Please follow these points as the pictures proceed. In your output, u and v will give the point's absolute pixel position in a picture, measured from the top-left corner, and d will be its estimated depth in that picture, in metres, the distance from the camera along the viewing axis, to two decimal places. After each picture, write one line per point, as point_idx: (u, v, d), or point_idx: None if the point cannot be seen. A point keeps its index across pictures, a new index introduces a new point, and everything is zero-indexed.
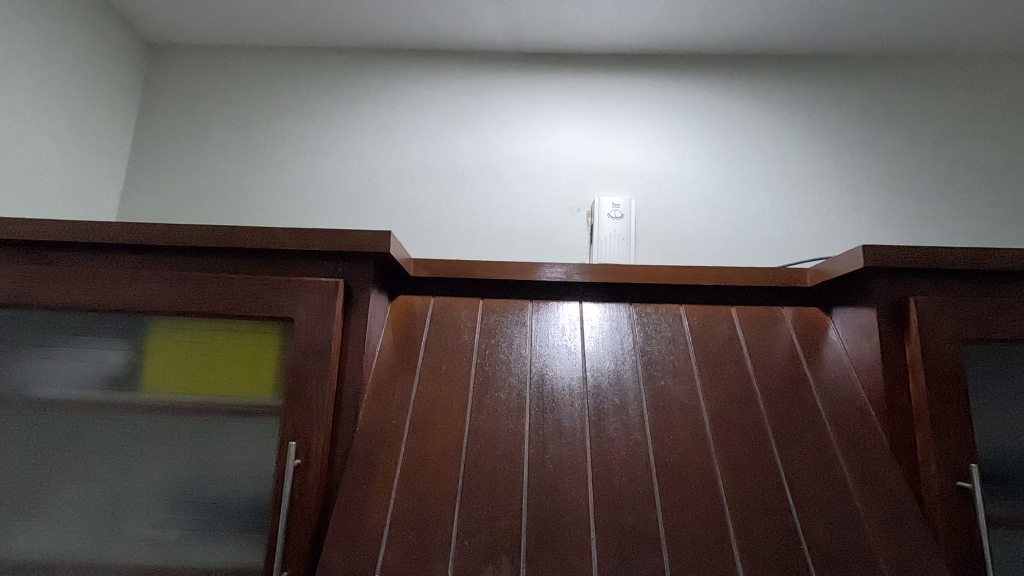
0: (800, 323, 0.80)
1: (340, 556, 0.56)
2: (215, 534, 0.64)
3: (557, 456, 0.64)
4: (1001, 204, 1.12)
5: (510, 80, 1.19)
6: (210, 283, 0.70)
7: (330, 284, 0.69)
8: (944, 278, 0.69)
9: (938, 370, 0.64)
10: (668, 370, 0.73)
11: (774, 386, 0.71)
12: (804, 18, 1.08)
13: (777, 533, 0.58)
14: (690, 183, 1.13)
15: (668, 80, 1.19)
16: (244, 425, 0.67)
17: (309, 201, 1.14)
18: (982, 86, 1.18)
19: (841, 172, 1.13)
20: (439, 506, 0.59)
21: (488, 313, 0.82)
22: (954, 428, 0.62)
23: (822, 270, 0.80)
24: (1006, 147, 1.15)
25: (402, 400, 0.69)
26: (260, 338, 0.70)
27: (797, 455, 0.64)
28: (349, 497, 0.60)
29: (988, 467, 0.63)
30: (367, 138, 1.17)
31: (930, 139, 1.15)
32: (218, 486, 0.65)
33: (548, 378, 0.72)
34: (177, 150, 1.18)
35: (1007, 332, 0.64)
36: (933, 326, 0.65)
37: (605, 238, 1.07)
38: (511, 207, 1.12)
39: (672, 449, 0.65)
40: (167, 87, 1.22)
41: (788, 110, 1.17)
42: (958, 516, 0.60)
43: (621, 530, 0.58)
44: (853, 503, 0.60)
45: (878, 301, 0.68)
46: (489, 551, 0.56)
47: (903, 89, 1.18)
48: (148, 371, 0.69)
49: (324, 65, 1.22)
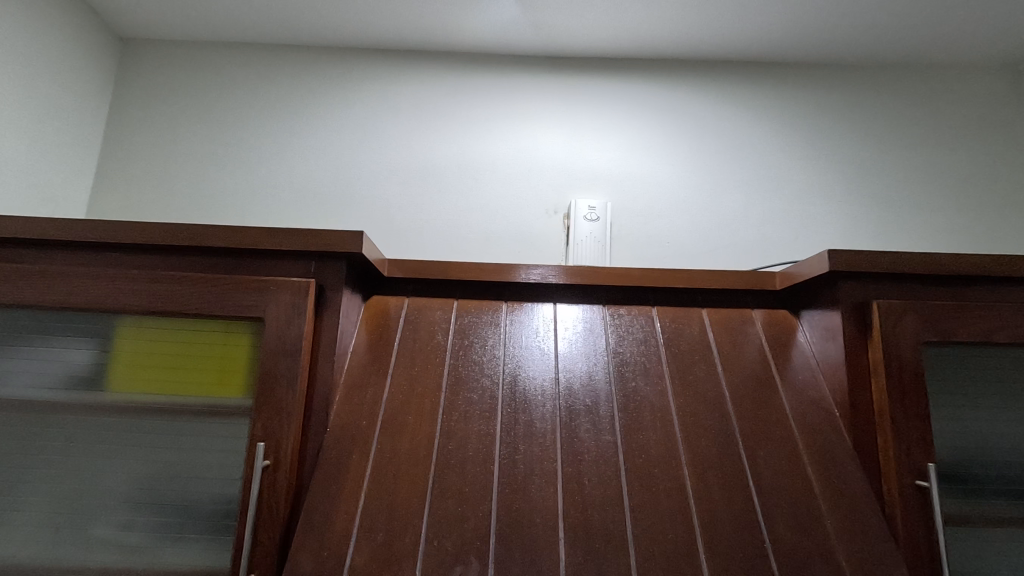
0: (769, 326, 0.82)
1: (307, 557, 0.56)
2: (181, 536, 0.63)
3: (528, 457, 0.64)
4: (966, 212, 1.15)
5: (489, 81, 1.19)
6: (178, 282, 0.69)
7: (301, 284, 0.68)
8: (907, 282, 0.71)
9: (899, 372, 0.65)
10: (640, 372, 0.74)
11: (742, 387, 0.72)
12: (777, 26, 1.09)
13: (742, 533, 0.59)
14: (666, 186, 1.14)
15: (645, 83, 1.20)
16: (213, 426, 0.66)
17: (286, 200, 1.13)
18: (949, 96, 1.21)
19: (813, 178, 1.15)
20: (409, 508, 0.59)
21: (462, 314, 0.82)
22: (914, 429, 0.64)
23: (791, 273, 0.81)
24: (973, 156, 1.18)
25: (374, 400, 0.69)
26: (231, 337, 0.69)
27: (763, 455, 0.65)
28: (318, 498, 0.60)
29: (946, 467, 0.64)
30: (345, 136, 1.16)
31: (900, 147, 1.18)
32: (185, 488, 0.64)
33: (521, 379, 0.73)
34: (151, 147, 1.16)
35: (965, 335, 0.66)
36: (896, 329, 0.66)
37: (580, 240, 1.08)
38: (489, 208, 1.12)
39: (642, 449, 0.65)
40: (140, 82, 1.20)
41: (762, 115, 1.19)
42: (916, 514, 0.61)
43: (589, 530, 0.58)
44: (816, 503, 0.61)
45: (843, 304, 0.70)
46: (459, 552, 0.56)
47: (874, 97, 1.21)
48: (115, 371, 0.68)
49: (302, 63, 1.21)
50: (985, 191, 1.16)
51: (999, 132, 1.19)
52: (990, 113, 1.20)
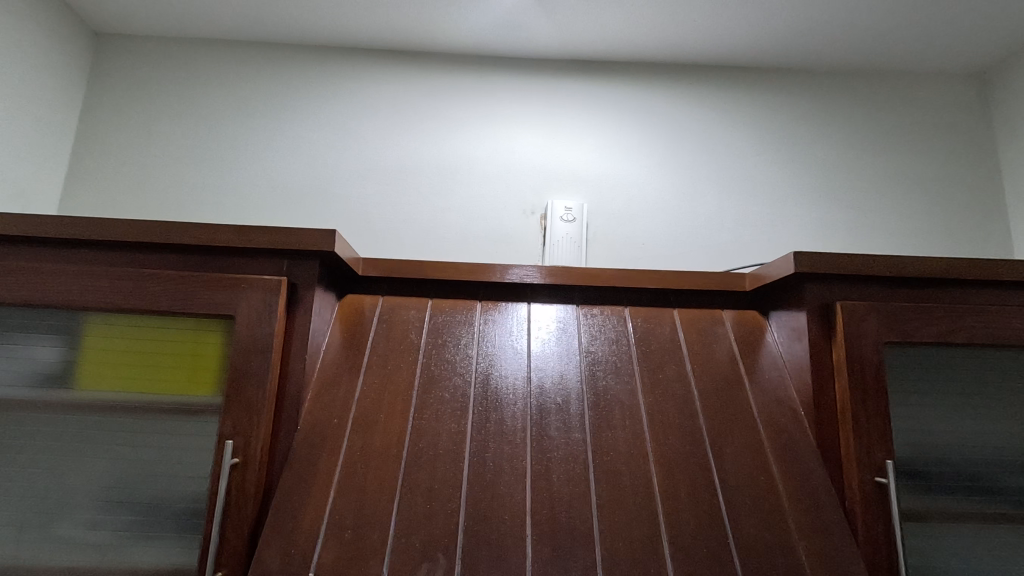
0: (739, 326, 0.83)
1: (274, 555, 0.56)
2: (149, 535, 0.63)
3: (498, 455, 0.65)
4: (934, 216, 1.18)
5: (467, 82, 1.20)
6: (147, 279, 0.68)
7: (273, 282, 0.68)
8: (870, 284, 0.72)
9: (861, 372, 0.67)
10: (610, 371, 0.75)
11: (711, 387, 0.74)
12: (750, 32, 1.11)
13: (706, 529, 0.60)
14: (642, 188, 1.15)
15: (622, 86, 1.21)
16: (181, 424, 0.66)
17: (264, 198, 1.13)
18: (919, 103, 1.24)
19: (786, 181, 1.18)
20: (377, 506, 0.60)
21: (437, 313, 0.83)
22: (874, 427, 0.65)
23: (760, 275, 0.83)
24: (941, 162, 1.21)
25: (346, 399, 0.69)
26: (202, 335, 0.69)
27: (729, 453, 0.67)
28: (286, 497, 0.60)
29: (905, 465, 0.66)
30: (324, 135, 1.16)
31: (871, 152, 1.21)
32: (153, 487, 0.64)
33: (493, 378, 0.73)
34: (126, 143, 1.15)
35: (924, 336, 0.68)
36: (858, 329, 0.68)
37: (556, 240, 1.09)
38: (467, 208, 1.13)
39: (611, 448, 0.66)
40: (115, 78, 1.18)
41: (737, 120, 1.21)
42: (875, 510, 0.63)
43: (556, 527, 0.59)
44: (779, 499, 0.63)
45: (809, 305, 0.71)
46: (427, 551, 0.57)
47: (846, 103, 1.23)
48: (84, 368, 0.68)
49: (280, 61, 1.20)
50: (952, 196, 1.19)
51: (967, 138, 1.22)
52: (957, 121, 1.23)
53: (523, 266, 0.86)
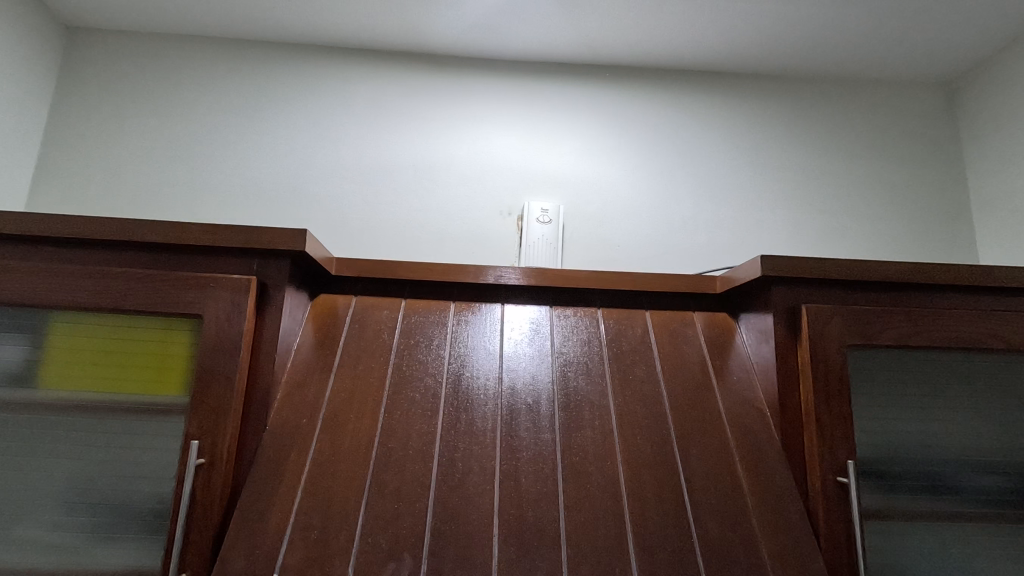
0: (710, 328, 0.84)
1: (238, 556, 0.56)
2: (114, 536, 0.62)
3: (467, 456, 0.65)
4: (903, 221, 1.20)
5: (446, 82, 1.20)
6: (113, 278, 0.67)
7: (242, 281, 0.68)
8: (836, 287, 0.74)
9: (825, 373, 0.68)
10: (581, 372, 0.76)
11: (680, 388, 0.75)
12: (724, 38, 1.13)
13: (671, 528, 0.61)
14: (618, 191, 1.16)
15: (601, 89, 1.22)
16: (148, 424, 0.65)
17: (240, 197, 1.12)
18: (889, 111, 1.27)
19: (760, 185, 1.19)
20: (345, 506, 0.60)
21: (410, 313, 0.83)
22: (836, 428, 0.67)
23: (730, 278, 0.84)
24: (911, 168, 1.23)
25: (315, 399, 0.69)
26: (170, 335, 0.68)
27: (695, 453, 0.68)
28: (252, 497, 0.60)
29: (867, 465, 0.67)
30: (301, 134, 1.16)
31: (843, 157, 1.23)
32: (118, 487, 0.63)
33: (465, 377, 0.74)
34: (98, 139, 1.14)
35: (887, 340, 0.70)
36: (823, 332, 0.69)
37: (533, 241, 1.10)
38: (444, 209, 1.13)
39: (580, 448, 0.67)
40: (88, 73, 1.17)
41: (712, 124, 1.22)
42: (837, 510, 0.64)
43: (523, 528, 0.59)
44: (743, 500, 0.64)
45: (775, 308, 0.72)
46: (392, 550, 0.57)
47: (818, 109, 1.25)
48: (48, 367, 0.67)
49: (257, 59, 1.20)
50: (921, 202, 1.22)
51: (935, 145, 1.25)
52: (926, 128, 1.26)
53: (504, 267, 0.87)
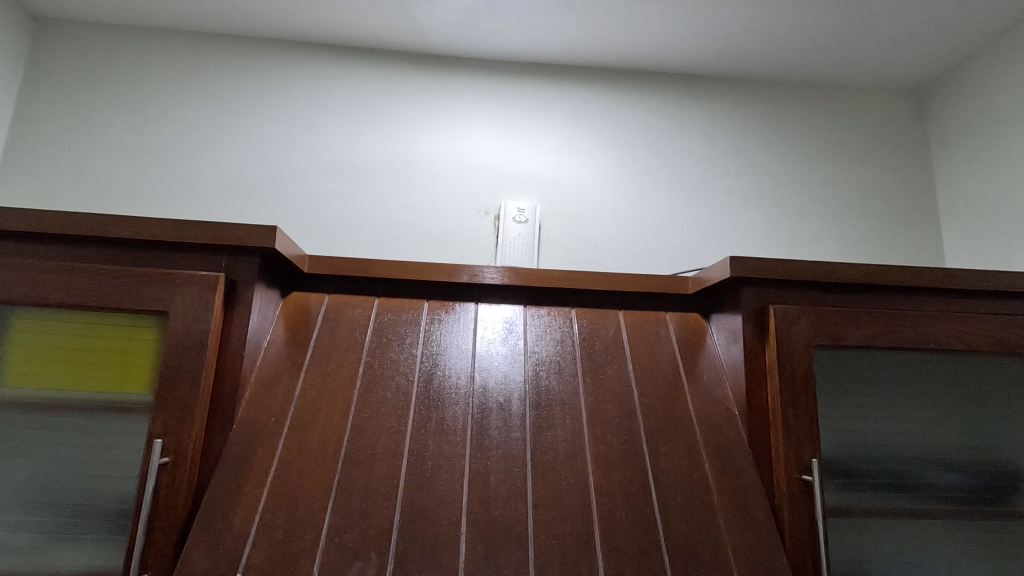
0: (681, 329, 0.85)
1: (201, 555, 0.55)
2: (75, 537, 0.61)
3: (436, 454, 0.65)
4: (874, 225, 1.23)
5: (424, 80, 1.20)
6: (76, 273, 0.66)
7: (209, 278, 0.67)
8: (803, 288, 0.75)
9: (792, 373, 0.69)
10: (553, 371, 0.76)
11: (650, 388, 0.75)
12: (700, 41, 1.15)
13: (638, 526, 0.61)
14: (595, 191, 1.17)
15: (579, 90, 1.23)
16: (112, 423, 0.64)
17: (213, 194, 1.10)
18: (863, 116, 1.29)
19: (735, 187, 1.21)
20: (311, 505, 0.59)
21: (383, 312, 0.82)
22: (801, 428, 0.67)
23: (701, 279, 0.85)
24: (881, 172, 1.26)
25: (284, 398, 0.69)
26: (136, 332, 0.67)
27: (664, 452, 0.68)
28: (217, 497, 0.59)
29: (832, 464, 0.69)
30: (277, 130, 1.15)
31: (816, 161, 1.25)
32: (80, 486, 0.62)
33: (437, 376, 0.73)
34: (66, 132, 1.11)
35: (852, 340, 0.71)
36: (790, 332, 0.70)
37: (509, 241, 1.10)
38: (421, 208, 1.12)
39: (550, 447, 0.67)
40: (56, 64, 1.15)
41: (689, 127, 1.24)
42: (801, 508, 0.65)
43: (491, 527, 0.59)
44: (710, 497, 0.64)
45: (744, 308, 0.73)
46: (359, 549, 0.56)
47: (792, 113, 1.27)
48: (6, 364, 0.65)
49: (233, 53, 1.18)
50: (891, 206, 1.24)
51: (906, 151, 1.28)
52: (897, 134, 1.29)
53: (484, 266, 0.87)
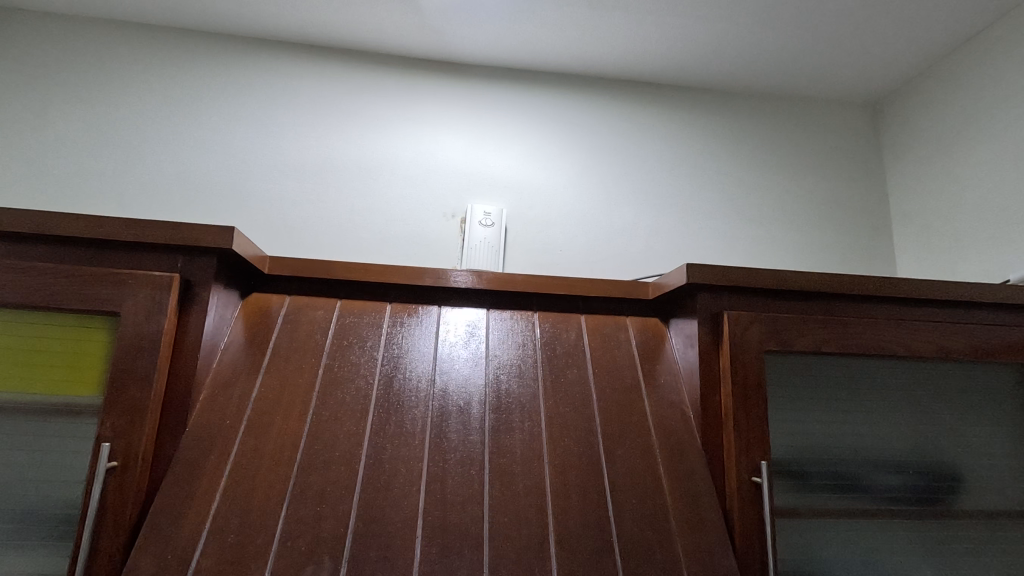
0: (641, 333, 0.87)
1: (149, 559, 0.54)
2: (16, 544, 0.59)
3: (394, 457, 0.65)
4: (830, 233, 1.27)
5: (394, 81, 1.20)
6: (22, 272, 0.64)
7: (164, 279, 0.66)
8: (757, 294, 0.77)
9: (744, 377, 0.71)
10: (514, 373, 0.77)
11: (609, 391, 0.77)
12: (665, 50, 1.17)
13: (592, 526, 0.62)
14: (562, 196, 1.18)
15: (548, 96, 1.25)
16: (59, 425, 0.62)
17: (173, 191, 1.08)
18: (821, 128, 1.33)
19: (697, 194, 1.24)
20: (264, 507, 0.59)
21: (345, 315, 0.82)
22: (752, 429, 0.70)
23: (660, 284, 0.87)
24: (838, 182, 1.30)
25: (240, 400, 0.68)
26: (85, 332, 0.66)
27: (620, 454, 0.70)
28: (166, 501, 0.58)
29: (781, 465, 0.71)
30: (241, 127, 1.13)
31: (775, 170, 1.29)
32: (25, 491, 0.61)
33: (398, 378, 0.74)
34: (19, 124, 1.08)
35: (801, 346, 0.73)
36: (743, 337, 0.72)
37: (475, 245, 1.11)
38: (387, 209, 1.12)
39: (508, 449, 0.68)
40: (10, 54, 1.11)
41: (654, 135, 1.26)
42: (751, 508, 0.67)
43: (446, 528, 0.60)
44: (662, 498, 0.66)
45: (700, 313, 0.75)
46: (312, 552, 0.56)
47: (754, 123, 1.31)
48: None
49: (197, 49, 1.16)
50: (846, 216, 1.28)
51: (861, 162, 1.33)
52: (853, 146, 1.33)
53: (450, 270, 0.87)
